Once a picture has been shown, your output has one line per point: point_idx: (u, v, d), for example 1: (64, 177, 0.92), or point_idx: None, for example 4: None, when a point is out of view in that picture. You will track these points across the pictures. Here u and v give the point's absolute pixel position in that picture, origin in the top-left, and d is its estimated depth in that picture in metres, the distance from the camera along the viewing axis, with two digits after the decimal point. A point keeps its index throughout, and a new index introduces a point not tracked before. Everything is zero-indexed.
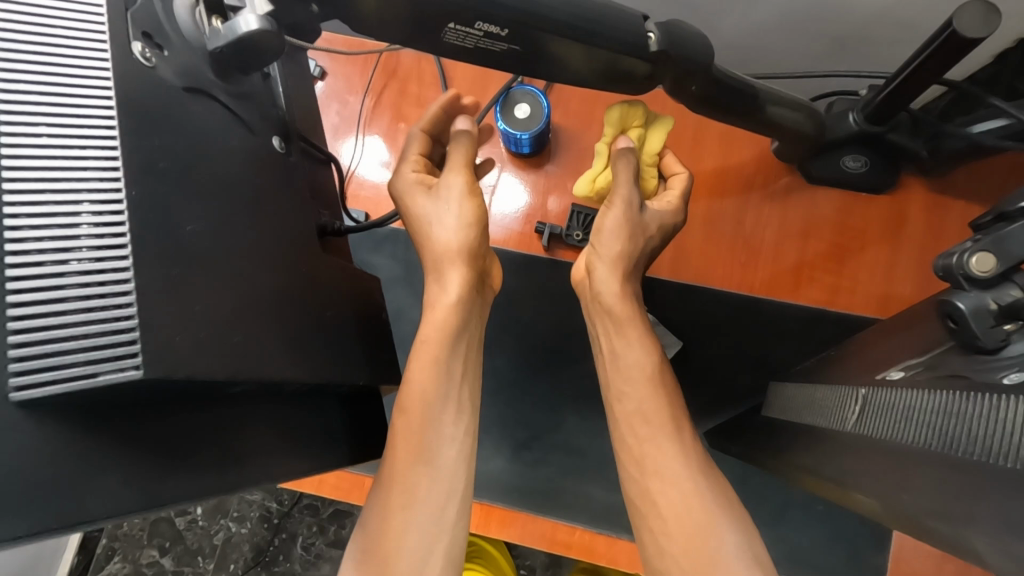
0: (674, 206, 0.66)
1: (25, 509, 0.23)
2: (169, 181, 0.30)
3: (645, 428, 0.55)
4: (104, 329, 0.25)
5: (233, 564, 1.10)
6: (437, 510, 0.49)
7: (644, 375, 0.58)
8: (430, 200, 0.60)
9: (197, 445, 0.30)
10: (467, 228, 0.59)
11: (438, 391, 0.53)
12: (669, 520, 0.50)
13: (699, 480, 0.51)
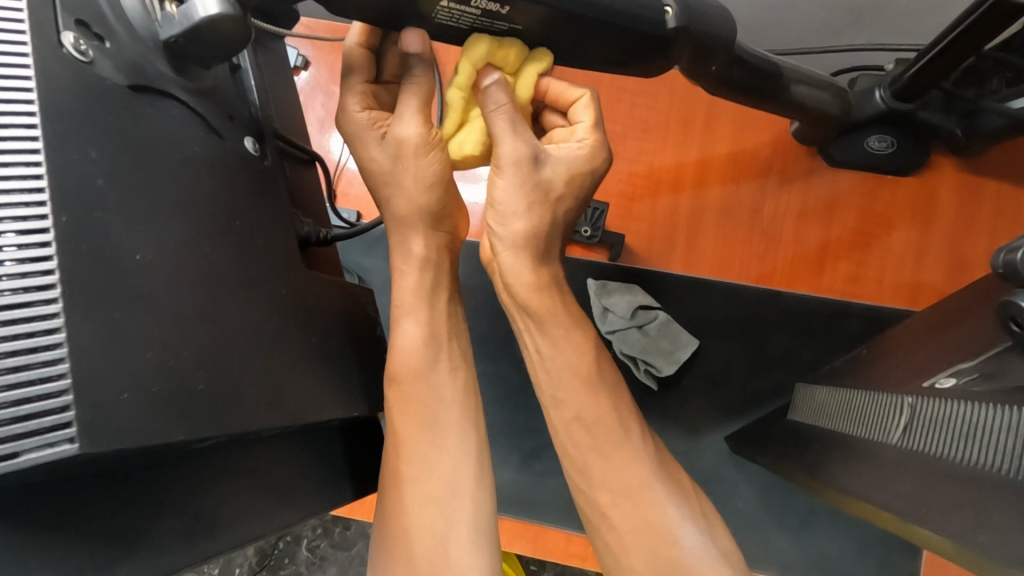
0: (587, 149, 0.50)
1: None
2: (109, 202, 0.25)
3: (585, 437, 0.46)
4: (27, 396, 0.20)
5: (237, 568, 1.07)
6: (459, 548, 0.44)
7: (577, 372, 0.47)
8: (384, 152, 0.47)
9: (154, 518, 0.26)
10: (437, 190, 0.49)
11: (427, 401, 0.46)
12: (624, 534, 0.44)
13: (653, 480, 0.45)
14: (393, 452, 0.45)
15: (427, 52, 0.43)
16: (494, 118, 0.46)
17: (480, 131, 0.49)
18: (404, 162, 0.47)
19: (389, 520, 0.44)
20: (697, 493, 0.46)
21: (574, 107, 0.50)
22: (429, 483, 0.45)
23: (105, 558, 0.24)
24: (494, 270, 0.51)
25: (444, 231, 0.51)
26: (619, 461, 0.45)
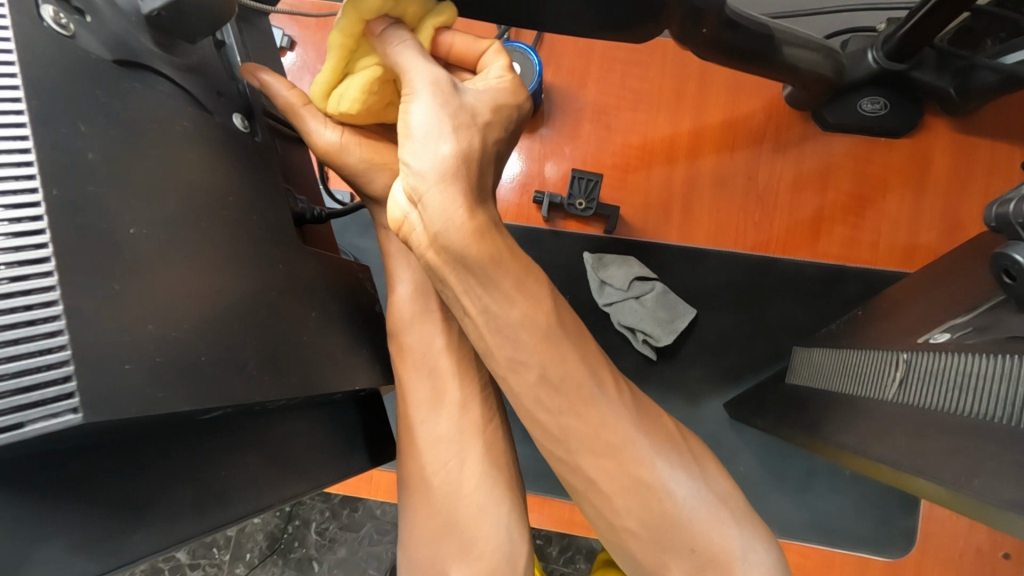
0: (508, 84, 0.42)
1: None
2: (99, 176, 0.25)
3: (554, 399, 0.40)
4: (28, 367, 0.20)
5: (248, 554, 1.08)
6: (474, 480, 0.44)
7: (533, 326, 0.39)
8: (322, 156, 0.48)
9: (165, 487, 0.27)
10: (374, 180, 0.47)
11: (422, 346, 0.47)
12: (614, 496, 0.40)
13: (635, 430, 0.41)
14: (401, 399, 0.46)
15: (272, 80, 0.41)
16: (398, 51, 0.38)
17: (362, 88, 0.41)
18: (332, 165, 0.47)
19: (405, 464, 0.45)
20: (684, 439, 0.42)
21: (483, 57, 0.43)
22: (436, 423, 0.46)
23: (117, 528, 0.24)
24: (408, 228, 0.39)
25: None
26: (597, 417, 0.40)
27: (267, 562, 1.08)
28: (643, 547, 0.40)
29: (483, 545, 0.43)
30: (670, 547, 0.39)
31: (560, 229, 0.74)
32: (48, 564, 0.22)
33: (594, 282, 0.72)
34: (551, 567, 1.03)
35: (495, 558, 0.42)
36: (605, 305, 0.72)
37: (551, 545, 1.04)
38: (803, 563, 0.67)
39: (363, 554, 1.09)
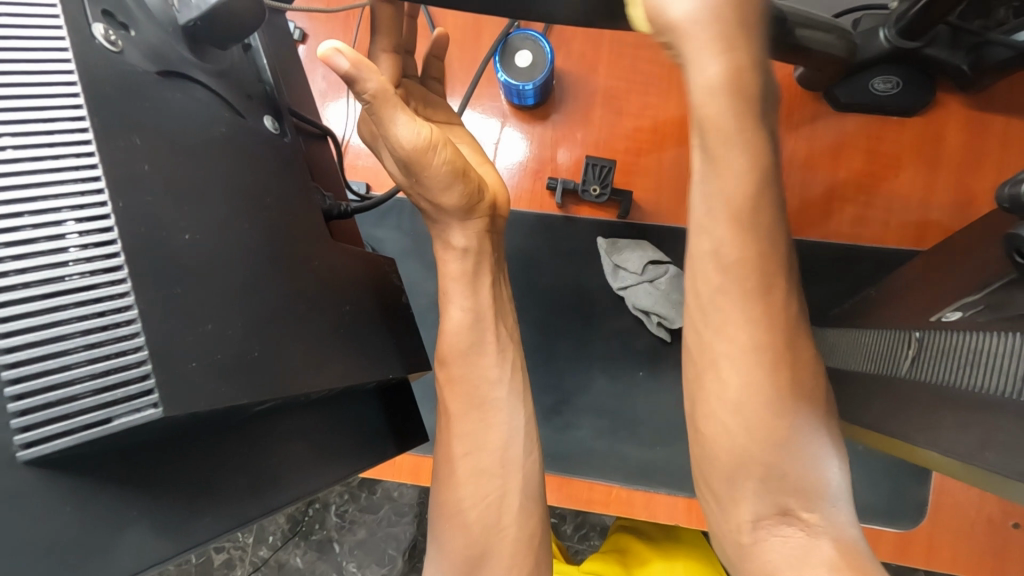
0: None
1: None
2: (156, 187, 0.26)
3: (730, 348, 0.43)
4: (109, 368, 0.22)
5: (271, 537, 1.13)
6: (510, 516, 0.51)
7: (735, 211, 0.41)
8: (395, 158, 0.48)
9: (228, 475, 0.29)
10: (452, 190, 0.49)
11: (467, 374, 0.51)
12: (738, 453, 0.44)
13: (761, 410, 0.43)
14: (446, 426, 0.52)
15: (357, 63, 0.41)
16: None
17: None
18: (414, 167, 0.47)
19: (443, 491, 0.51)
20: (810, 402, 0.44)
21: None
22: (479, 457, 0.51)
23: (188, 513, 0.26)
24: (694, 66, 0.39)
25: (480, 217, 0.52)
26: (730, 344, 0.43)
27: (289, 543, 1.13)
28: (749, 487, 0.44)
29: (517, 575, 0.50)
30: (773, 491, 0.44)
31: (573, 215, 0.77)
32: (134, 548, 0.24)
33: (607, 266, 0.75)
34: (566, 544, 1.07)
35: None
36: (619, 289, 0.75)
37: (565, 523, 1.08)
38: None
39: (382, 534, 1.13)
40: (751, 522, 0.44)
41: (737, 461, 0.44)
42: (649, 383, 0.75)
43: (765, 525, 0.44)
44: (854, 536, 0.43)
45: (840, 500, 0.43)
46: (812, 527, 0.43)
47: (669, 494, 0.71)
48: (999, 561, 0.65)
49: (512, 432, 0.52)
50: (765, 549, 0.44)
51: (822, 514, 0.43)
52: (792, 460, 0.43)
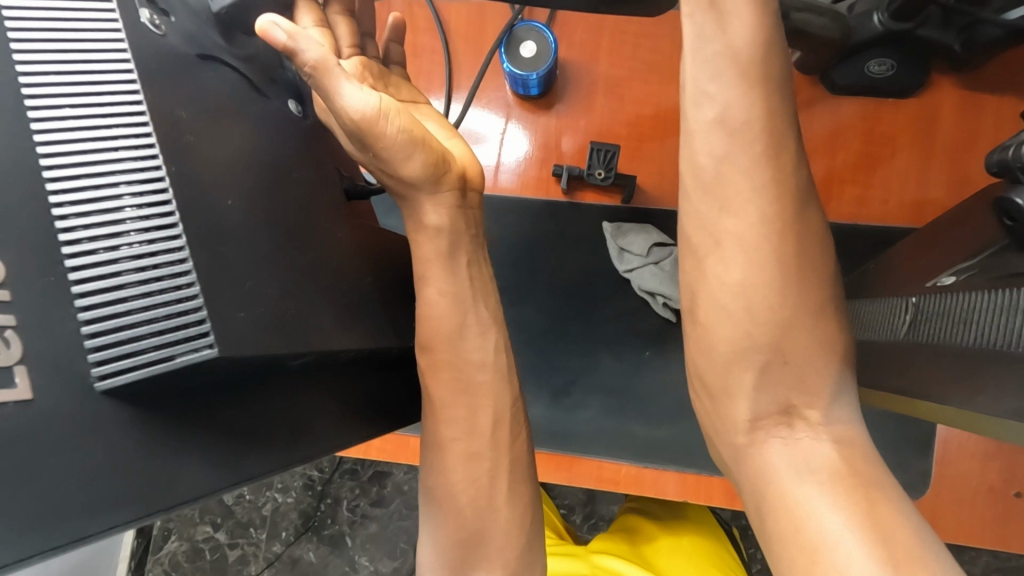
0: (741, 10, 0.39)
1: (125, 501, 0.24)
2: (201, 156, 0.28)
3: (736, 284, 0.40)
4: (171, 312, 0.24)
5: (285, 531, 1.24)
6: (504, 497, 0.46)
7: (744, 70, 0.39)
8: (348, 132, 0.41)
9: (265, 426, 0.30)
10: (411, 158, 0.42)
11: (454, 355, 0.43)
12: (742, 359, 0.41)
13: (772, 316, 0.40)
14: (431, 409, 0.44)
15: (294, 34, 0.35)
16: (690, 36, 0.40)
17: None
18: (367, 139, 0.40)
19: (433, 473, 0.46)
20: (818, 279, 0.41)
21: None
22: (469, 441, 0.44)
23: (235, 453, 0.28)
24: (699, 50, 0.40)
25: (451, 193, 0.44)
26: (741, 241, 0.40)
27: (302, 538, 1.24)
28: (750, 381, 0.41)
29: (512, 557, 0.46)
30: (775, 387, 0.41)
31: (578, 201, 0.80)
32: (190, 481, 0.26)
33: (613, 249, 0.78)
34: (575, 535, 1.09)
35: (523, 565, 0.47)
36: (625, 271, 0.77)
37: (575, 514, 1.10)
38: None
39: (394, 528, 1.24)
40: (749, 420, 0.41)
41: (741, 351, 0.41)
42: (656, 362, 0.77)
43: (765, 425, 0.41)
44: (856, 429, 0.41)
45: (840, 398, 0.41)
46: (814, 429, 0.40)
47: (677, 471, 0.73)
48: (1002, 527, 0.67)
49: (500, 417, 0.45)
50: (766, 449, 0.41)
51: (824, 414, 0.40)
52: (802, 348, 0.40)
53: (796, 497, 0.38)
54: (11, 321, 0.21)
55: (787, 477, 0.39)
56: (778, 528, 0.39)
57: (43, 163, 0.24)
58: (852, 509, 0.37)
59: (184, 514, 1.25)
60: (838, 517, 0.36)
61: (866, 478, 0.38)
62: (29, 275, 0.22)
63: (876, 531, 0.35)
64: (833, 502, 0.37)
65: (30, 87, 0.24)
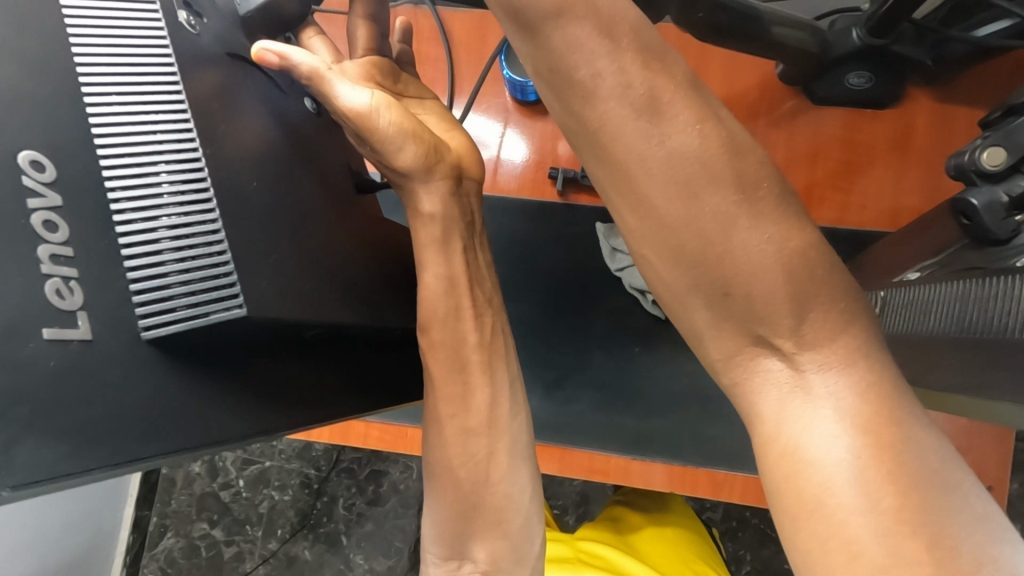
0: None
1: (164, 438, 0.27)
2: (232, 142, 0.32)
3: (673, 226, 0.33)
4: (207, 276, 0.27)
5: (281, 529, 1.27)
6: (500, 471, 0.49)
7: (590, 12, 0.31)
8: (347, 131, 0.44)
9: (286, 386, 0.33)
10: (405, 149, 0.44)
11: (452, 340, 0.46)
12: (690, 299, 0.35)
13: (720, 253, 0.33)
14: (433, 386, 0.47)
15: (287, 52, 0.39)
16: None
17: None
18: (363, 137, 0.43)
19: (433, 448, 0.49)
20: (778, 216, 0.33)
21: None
22: (465, 417, 0.47)
23: (261, 407, 0.31)
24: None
25: (446, 181, 0.46)
26: (671, 161, 0.32)
27: (298, 536, 1.27)
28: (705, 321, 0.35)
29: (507, 526, 0.50)
30: (734, 322, 0.34)
31: (572, 202, 0.83)
32: (219, 429, 0.29)
33: (605, 249, 0.81)
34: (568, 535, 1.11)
35: (516, 532, 0.50)
36: (616, 270, 0.80)
37: (568, 514, 1.12)
38: None
39: (389, 526, 1.26)
40: (721, 359, 0.35)
41: (691, 287, 0.34)
42: (645, 357, 0.80)
43: (740, 362, 0.35)
44: (850, 347, 0.33)
45: (821, 321, 0.33)
46: (793, 360, 0.34)
47: (663, 463, 0.77)
48: None
49: (496, 394, 0.49)
50: (746, 385, 0.35)
51: (798, 339, 0.33)
52: (764, 268, 0.33)
53: (784, 428, 0.34)
54: (75, 274, 0.25)
55: (774, 418, 0.34)
56: (777, 479, 0.34)
57: (97, 140, 0.27)
58: (854, 433, 0.31)
59: (182, 510, 1.29)
60: (837, 438, 0.32)
61: (872, 416, 0.32)
62: (86, 237, 0.25)
63: (879, 453, 0.31)
64: (832, 425, 0.32)
65: (86, 75, 0.28)
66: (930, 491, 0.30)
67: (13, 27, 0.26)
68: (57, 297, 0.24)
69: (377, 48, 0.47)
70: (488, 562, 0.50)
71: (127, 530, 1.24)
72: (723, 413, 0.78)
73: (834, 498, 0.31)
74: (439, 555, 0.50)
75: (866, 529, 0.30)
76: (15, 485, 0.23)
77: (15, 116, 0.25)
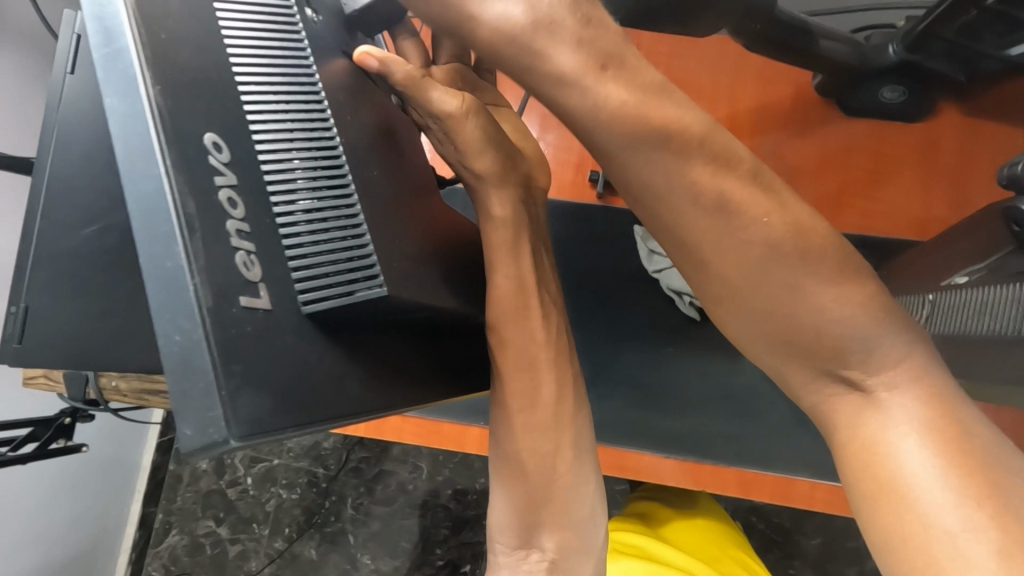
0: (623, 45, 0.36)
1: (323, 409, 0.27)
2: (360, 133, 0.33)
3: (763, 289, 0.39)
4: (353, 256, 0.29)
5: (287, 527, 1.27)
6: (565, 464, 0.50)
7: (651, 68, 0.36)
8: (431, 135, 0.44)
9: (400, 368, 0.34)
10: (488, 155, 0.45)
11: (522, 338, 0.47)
12: (778, 345, 0.40)
13: (803, 305, 0.39)
14: (500, 385, 0.48)
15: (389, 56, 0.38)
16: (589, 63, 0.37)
17: None
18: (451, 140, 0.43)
19: (500, 444, 0.50)
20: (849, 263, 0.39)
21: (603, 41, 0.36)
22: (532, 411, 0.49)
23: (386, 383, 0.32)
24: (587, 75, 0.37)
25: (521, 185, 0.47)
26: (748, 235, 0.38)
27: (304, 535, 1.26)
28: (788, 362, 0.41)
29: (573, 517, 0.52)
30: (809, 359, 0.40)
31: (610, 205, 0.86)
32: (360, 399, 0.30)
33: (643, 251, 0.84)
34: None
35: (582, 523, 0.52)
36: (654, 272, 0.83)
37: None
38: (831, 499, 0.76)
39: (396, 526, 1.26)
40: (803, 385, 0.41)
41: (776, 338, 0.40)
42: (678, 358, 0.82)
43: (817, 390, 0.41)
44: (916, 367, 0.38)
45: (886, 347, 0.39)
46: (865, 382, 0.39)
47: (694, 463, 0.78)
48: None
49: (561, 388, 0.50)
50: (828, 403, 0.41)
51: (867, 368, 0.39)
52: (838, 317, 0.38)
53: (868, 440, 0.39)
54: (253, 248, 0.26)
55: (855, 432, 0.39)
56: (855, 476, 0.39)
57: (257, 126, 0.28)
58: (932, 441, 0.36)
59: (187, 507, 1.28)
60: (921, 452, 0.36)
61: (937, 422, 0.37)
62: (257, 214, 0.27)
63: (948, 450, 0.36)
64: (911, 440, 0.37)
65: (242, 65, 0.29)
66: (1008, 479, 0.35)
67: (188, 20, 0.28)
68: (244, 268, 0.25)
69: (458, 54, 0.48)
70: (556, 551, 0.52)
71: (134, 525, 1.25)
72: (751, 413, 0.80)
73: (909, 493, 0.36)
74: (509, 544, 0.52)
75: (947, 520, 0.34)
76: (243, 436, 0.24)
77: (197, 99, 0.26)
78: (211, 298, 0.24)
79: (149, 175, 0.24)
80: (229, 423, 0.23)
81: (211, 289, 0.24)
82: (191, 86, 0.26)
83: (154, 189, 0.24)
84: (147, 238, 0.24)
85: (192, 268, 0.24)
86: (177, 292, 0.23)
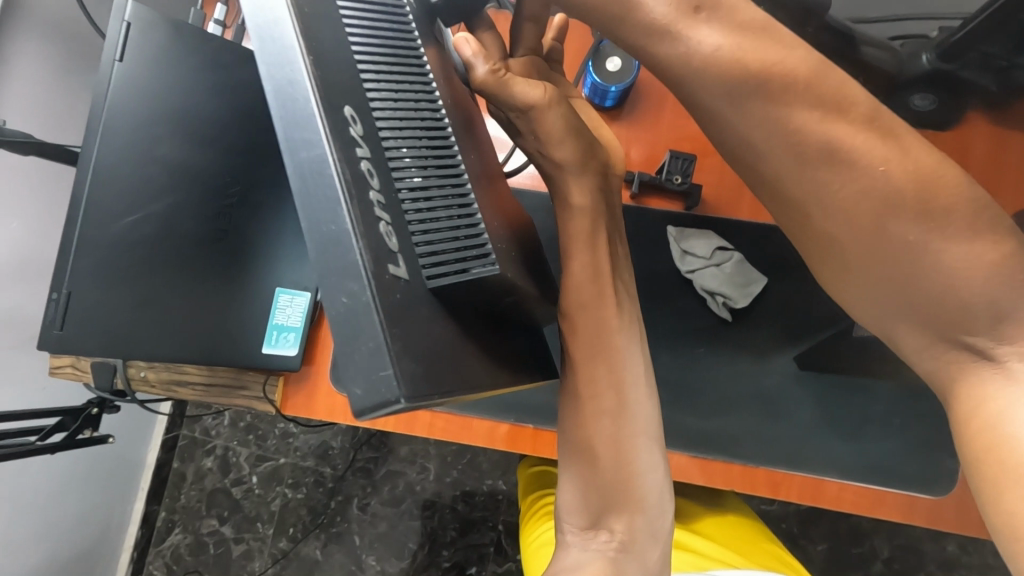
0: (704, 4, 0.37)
1: (457, 380, 0.30)
2: (460, 128, 0.36)
3: (886, 249, 0.39)
4: (468, 238, 0.32)
5: (291, 526, 1.26)
6: (634, 446, 0.51)
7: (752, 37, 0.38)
8: (515, 127, 0.46)
9: (503, 350, 0.37)
10: (569, 145, 0.46)
11: (594, 325, 0.49)
12: (904, 311, 0.41)
13: (937, 271, 0.39)
14: (575, 369, 0.51)
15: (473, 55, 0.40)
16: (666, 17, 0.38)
17: None
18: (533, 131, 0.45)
19: (573, 427, 0.51)
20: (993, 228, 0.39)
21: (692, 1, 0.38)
22: (603, 397, 0.51)
23: (496, 363, 0.35)
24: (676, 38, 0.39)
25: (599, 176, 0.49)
26: (867, 183, 0.37)
27: (310, 536, 1.26)
28: (908, 331, 0.42)
29: (643, 498, 0.52)
30: (935, 330, 0.41)
31: (644, 206, 0.87)
32: (479, 376, 0.32)
33: (676, 251, 0.84)
34: None
35: (652, 507, 0.52)
36: (687, 272, 0.83)
37: None
38: (859, 500, 0.77)
39: (403, 527, 1.25)
40: (920, 355, 0.43)
41: (902, 306, 0.40)
42: (710, 358, 0.82)
43: (936, 357, 0.42)
44: None
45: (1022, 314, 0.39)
46: (993, 353, 0.40)
47: (726, 462, 0.79)
48: None
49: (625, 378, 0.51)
50: (951, 372, 0.42)
51: (1000, 335, 0.40)
52: (967, 277, 0.38)
53: (991, 412, 0.40)
54: (391, 223, 0.28)
55: (976, 406, 0.41)
56: (975, 449, 0.41)
57: (387, 113, 0.31)
58: None
59: (190, 506, 1.27)
60: None
61: None
62: (390, 194, 0.29)
63: None
64: None
65: (370, 55, 0.31)
66: None
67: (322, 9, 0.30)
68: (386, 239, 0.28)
69: (531, 44, 0.49)
70: (625, 531, 0.51)
71: (137, 523, 1.22)
72: (776, 410, 0.80)
73: None
74: (577, 525, 0.52)
75: None
76: (411, 395, 0.26)
77: (347, 93, 0.29)
78: (371, 267, 0.27)
79: (317, 162, 0.27)
80: (398, 382, 0.26)
81: (371, 255, 0.27)
82: (342, 80, 0.29)
83: (319, 165, 0.27)
84: (312, 209, 0.27)
85: (356, 232, 0.27)
86: (344, 260, 0.27)
